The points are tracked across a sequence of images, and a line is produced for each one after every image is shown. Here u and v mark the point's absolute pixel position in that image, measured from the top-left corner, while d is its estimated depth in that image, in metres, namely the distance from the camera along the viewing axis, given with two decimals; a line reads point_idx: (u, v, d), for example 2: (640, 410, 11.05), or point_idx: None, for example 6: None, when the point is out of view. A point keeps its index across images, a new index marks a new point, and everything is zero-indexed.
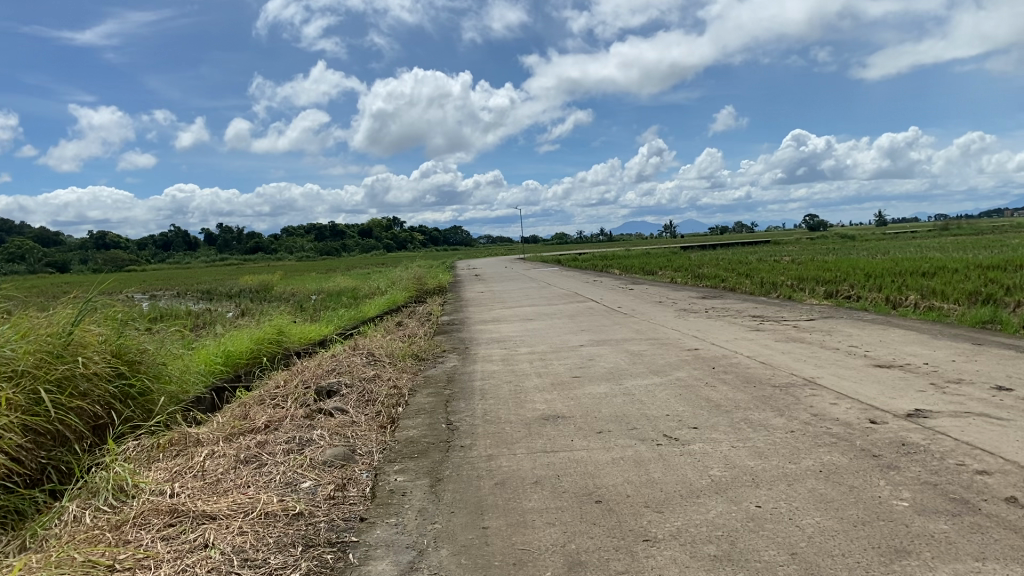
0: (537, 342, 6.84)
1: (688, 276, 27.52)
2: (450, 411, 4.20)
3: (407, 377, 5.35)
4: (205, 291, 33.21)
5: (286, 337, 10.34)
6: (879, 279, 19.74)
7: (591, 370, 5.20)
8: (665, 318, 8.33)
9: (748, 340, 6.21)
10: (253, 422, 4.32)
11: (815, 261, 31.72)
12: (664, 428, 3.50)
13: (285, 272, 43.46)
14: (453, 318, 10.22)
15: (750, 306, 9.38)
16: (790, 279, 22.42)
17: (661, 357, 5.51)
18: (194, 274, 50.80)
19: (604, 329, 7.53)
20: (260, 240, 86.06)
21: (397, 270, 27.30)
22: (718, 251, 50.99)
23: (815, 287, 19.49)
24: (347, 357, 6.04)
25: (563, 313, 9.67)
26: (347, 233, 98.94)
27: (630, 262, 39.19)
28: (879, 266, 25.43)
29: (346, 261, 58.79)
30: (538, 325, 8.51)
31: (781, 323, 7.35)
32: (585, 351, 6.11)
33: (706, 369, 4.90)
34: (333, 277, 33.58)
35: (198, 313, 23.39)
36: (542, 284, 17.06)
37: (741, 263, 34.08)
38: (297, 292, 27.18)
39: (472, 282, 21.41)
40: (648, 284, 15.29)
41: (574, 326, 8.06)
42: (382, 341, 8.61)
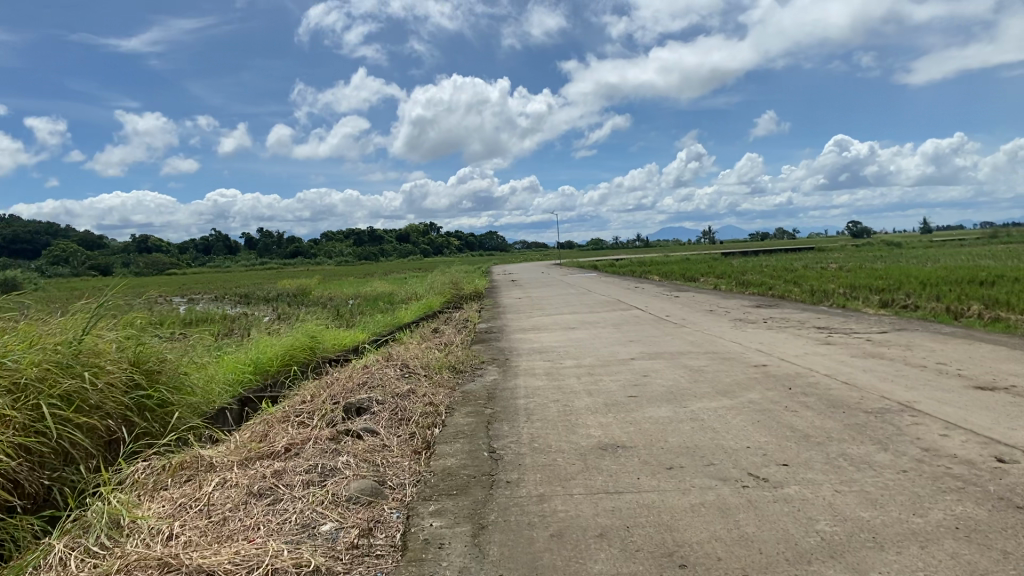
0: (584, 354, 6.31)
1: (732, 283, 26.77)
2: (493, 435, 3.69)
3: (444, 393, 4.86)
4: (242, 295, 33.19)
5: (319, 344, 9.93)
6: (937, 288, 18.85)
7: (648, 389, 4.66)
8: (720, 329, 7.76)
9: (819, 356, 5.63)
10: (273, 444, 3.87)
11: (864, 269, 30.69)
12: (748, 466, 2.96)
13: (323, 277, 43.45)
14: (492, 326, 9.72)
15: (810, 315, 8.76)
16: (840, 287, 21.60)
17: (725, 375, 4.95)
18: (233, 278, 51.11)
19: (656, 340, 6.98)
20: (300, 244, 86.65)
21: (435, 276, 26.95)
22: (761, 258, 49.85)
23: (869, 296, 18.68)
24: (379, 368, 5.57)
25: (609, 322, 9.13)
26: (385, 238, 99.25)
27: (671, 269, 38.44)
28: (933, 273, 24.43)
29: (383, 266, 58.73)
30: (583, 335, 7.98)
31: (851, 336, 6.74)
32: (638, 366, 5.56)
33: (780, 392, 4.34)
34: (370, 282, 33.37)
35: (235, 317, 23.25)
36: (583, 291, 16.53)
37: (786, 270, 33.18)
38: (334, 297, 26.96)
39: (510, 288, 20.94)
40: (695, 291, 14.69)
41: (622, 336, 7.53)
42: (418, 349, 8.15)
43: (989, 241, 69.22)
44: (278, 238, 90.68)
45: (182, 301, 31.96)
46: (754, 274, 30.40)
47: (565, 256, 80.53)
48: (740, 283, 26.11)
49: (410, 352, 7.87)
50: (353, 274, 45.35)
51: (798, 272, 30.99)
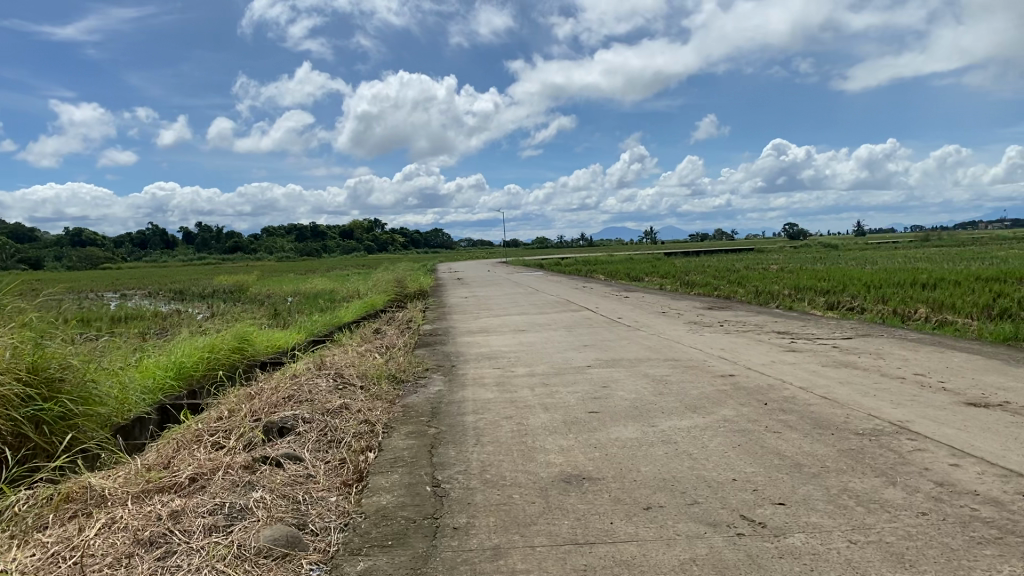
0: (536, 361, 5.83)
1: (678, 283, 26.67)
2: (436, 464, 3.17)
3: (382, 408, 4.32)
4: (175, 291, 31.93)
5: (248, 347, 9.23)
6: (881, 290, 18.89)
7: (611, 403, 4.20)
8: (677, 333, 7.37)
9: (788, 365, 5.24)
10: (177, 475, 3.28)
11: (807, 270, 30.92)
12: (739, 506, 2.50)
13: (262, 273, 42.22)
14: (436, 328, 9.19)
15: (767, 318, 8.44)
16: (785, 289, 21.61)
17: (693, 387, 4.52)
18: (167, 272, 49.39)
19: (612, 345, 6.54)
20: (239, 239, 84.54)
21: (377, 273, 26.19)
22: (704, 258, 50.25)
23: (814, 298, 18.64)
24: (309, 378, 4.99)
25: (560, 324, 8.67)
26: (327, 234, 97.54)
27: (617, 268, 38.33)
28: (875, 275, 24.62)
29: (324, 262, 57.46)
30: (533, 339, 7.50)
31: (816, 342, 6.39)
32: (596, 375, 5.10)
33: (757, 407, 3.91)
34: (310, 279, 32.42)
35: (166, 314, 22.22)
36: (529, 290, 16.07)
37: (730, 271, 33.31)
38: (271, 294, 26.03)
39: (455, 287, 20.37)
40: (644, 291, 14.36)
41: (575, 341, 7.07)
42: (355, 354, 7.56)
43: (922, 244, 71.00)
44: (217, 232, 88.32)
45: (111, 297, 30.58)
46: (700, 275, 30.37)
47: (511, 254, 80.16)
48: (686, 283, 26.01)
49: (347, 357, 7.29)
50: (293, 270, 44.20)
51: (742, 273, 31.07)
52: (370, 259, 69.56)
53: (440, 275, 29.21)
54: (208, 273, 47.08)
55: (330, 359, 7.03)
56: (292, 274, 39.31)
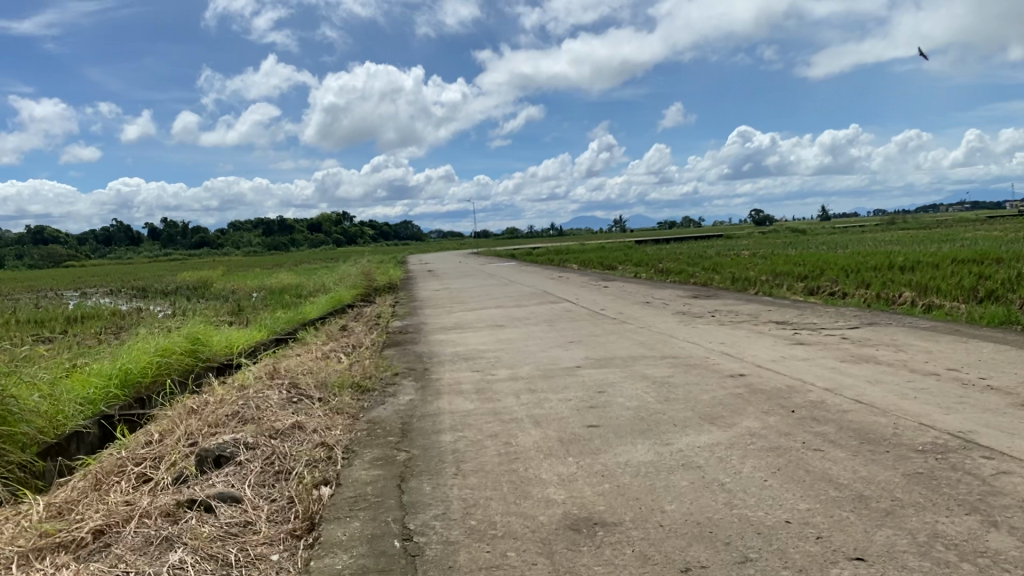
0: (519, 362, 5.20)
1: (653, 270, 26.17)
2: (407, 505, 2.54)
3: (343, 426, 3.67)
4: (135, 288, 30.82)
5: (198, 350, 8.50)
6: (860, 274, 18.53)
7: (612, 415, 3.59)
8: (668, 325, 6.78)
9: (802, 361, 4.68)
10: (80, 525, 2.60)
11: (781, 255, 30.64)
12: (808, 565, 1.91)
13: (227, 268, 41.17)
14: (407, 324, 8.53)
15: (761, 307, 7.89)
16: (763, 274, 21.16)
17: (703, 392, 3.92)
18: (128, 269, 47.98)
19: (600, 342, 5.93)
20: (203, 234, 82.77)
21: (345, 266, 25.38)
22: (674, 245, 49.89)
23: (794, 283, 18.19)
24: (257, 390, 4.31)
25: (539, 318, 8.05)
26: (294, 228, 96.00)
27: (589, 256, 37.85)
28: (850, 259, 24.34)
29: (291, 256, 56.31)
30: (512, 335, 6.88)
31: (823, 333, 5.83)
32: (588, 379, 4.49)
33: (786, 418, 3.33)
34: (276, 273, 31.49)
35: (123, 313, 21.25)
36: (502, 281, 15.43)
37: (705, 257, 32.91)
38: (235, 290, 25.16)
39: (424, 280, 19.63)
40: (622, 280, 13.80)
41: (558, 337, 6.45)
42: (316, 357, 6.88)
43: (889, 228, 71.44)
44: (180, 227, 86.44)
45: (68, 296, 29.43)
46: (674, 262, 29.93)
47: (481, 244, 79.45)
48: (660, 270, 25.58)
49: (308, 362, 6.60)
50: (259, 265, 43.17)
51: (717, 258, 30.66)
52: (339, 252, 68.42)
53: (409, 267, 28.46)
54: (171, 268, 45.75)
55: (287, 365, 6.34)
56: (257, 268, 38.24)
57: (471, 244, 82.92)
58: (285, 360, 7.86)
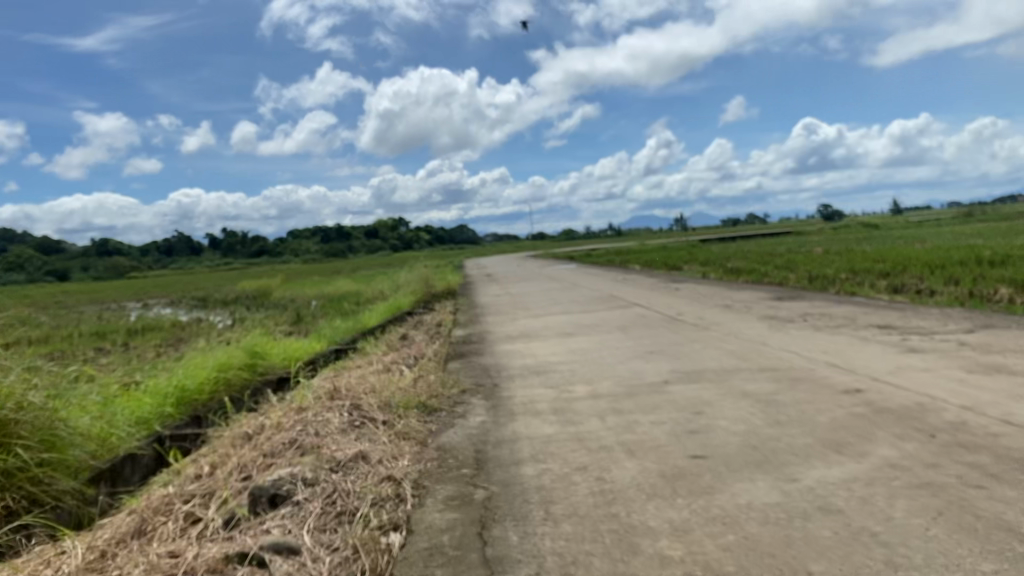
0: (598, 377, 4.77)
1: (719, 271, 25.43)
2: (492, 562, 2.13)
3: (410, 455, 3.29)
4: (201, 299, 31.27)
5: (257, 364, 8.29)
6: (944, 270, 17.54)
7: (715, 442, 3.13)
8: (754, 332, 6.27)
9: (922, 372, 4.14)
10: None
11: (853, 252, 29.49)
12: None
13: (289, 277, 41.60)
14: (471, 333, 8.17)
15: (853, 310, 7.30)
16: (839, 272, 20.30)
17: (817, 413, 3.43)
18: (196, 280, 49.07)
19: (684, 352, 5.46)
20: (267, 244, 84.35)
21: (406, 272, 25.29)
22: (738, 245, 48.82)
23: (873, 281, 17.34)
24: (317, 413, 3.97)
25: (611, 325, 7.60)
26: (355, 235, 97.17)
27: (650, 257, 37.11)
28: (929, 255, 23.19)
29: (352, 264, 56.77)
30: (585, 345, 6.45)
31: (933, 338, 5.26)
32: (679, 397, 4.03)
33: (926, 446, 2.83)
34: (338, 281, 31.67)
35: (189, 324, 21.50)
36: (566, 285, 15.00)
37: (772, 256, 31.93)
38: (297, 298, 25.25)
39: (486, 285, 19.35)
40: (692, 282, 13.25)
41: (635, 346, 6.00)
42: (380, 374, 6.56)
43: (963, 221, 68.81)
44: (245, 237, 88.20)
45: (136, 307, 30.01)
46: (740, 261, 29.07)
47: (540, 247, 79.07)
48: (727, 270, 24.79)
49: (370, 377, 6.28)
50: (320, 273, 43.54)
51: (786, 257, 29.71)
52: (399, 258, 68.78)
53: (469, 272, 28.20)
54: (237, 279, 46.67)
55: (349, 381, 6.03)
56: (319, 277, 38.61)
57: (531, 248, 82.63)
58: (346, 374, 7.57)
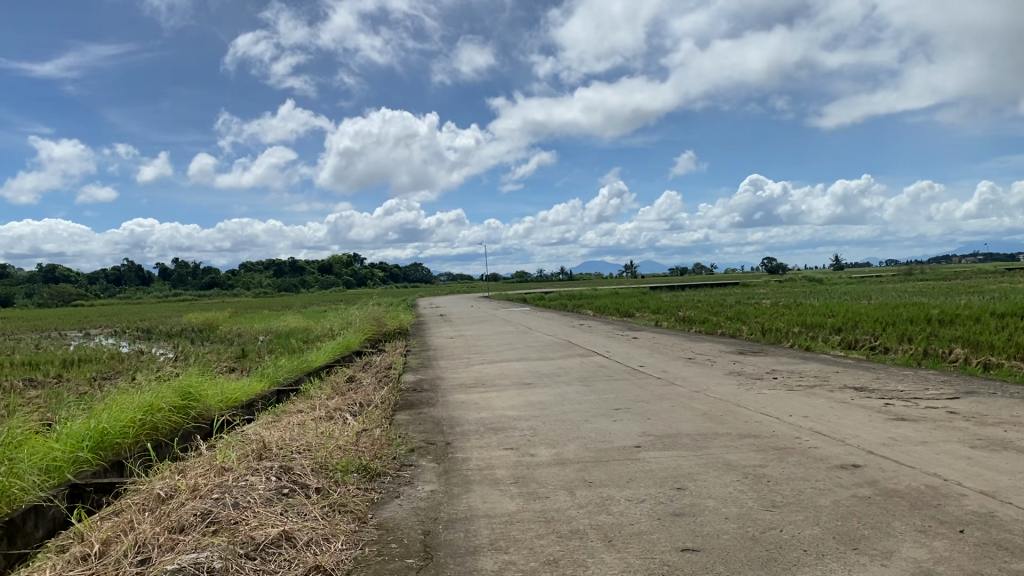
0: (562, 439, 4.27)
1: (673, 319, 25.27)
2: None
3: (347, 537, 2.77)
4: (140, 329, 30.08)
5: (187, 407, 7.63)
6: (897, 327, 17.49)
7: (709, 529, 2.67)
8: (726, 391, 5.86)
9: (922, 445, 3.75)
10: None
11: (805, 305, 29.61)
12: None
13: (235, 309, 40.38)
14: (422, 379, 7.63)
15: (824, 369, 6.97)
16: (793, 325, 20.23)
17: (818, 495, 2.99)
18: (136, 310, 47.44)
19: (655, 412, 4.99)
20: (214, 275, 82.51)
21: (356, 309, 24.58)
22: (689, 294, 49.05)
23: (828, 336, 17.23)
24: (239, 477, 3.41)
25: (571, 376, 7.13)
26: (305, 270, 95.66)
27: (603, 302, 36.87)
28: (880, 312, 23.27)
29: (301, 299, 55.55)
30: (544, 397, 5.96)
31: (920, 404, 4.89)
32: (657, 468, 3.57)
33: (960, 546, 2.39)
34: (284, 316, 30.75)
35: (124, 356, 20.46)
36: (521, 329, 14.53)
37: (724, 306, 31.95)
38: (241, 332, 24.35)
39: (438, 326, 18.82)
40: (650, 331, 12.91)
41: (600, 402, 5.53)
42: (322, 424, 5.99)
43: (907, 279, 70.39)
44: (192, 268, 86.28)
45: (70, 337, 28.70)
46: (693, 310, 28.96)
47: (493, 289, 78.71)
48: (681, 319, 24.57)
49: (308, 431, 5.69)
50: (268, 307, 42.44)
51: (739, 308, 29.72)
52: (351, 295, 67.74)
53: (421, 312, 27.60)
54: (180, 309, 45.22)
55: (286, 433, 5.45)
56: (265, 311, 37.52)
57: (484, 289, 82.18)
58: (283, 423, 6.96)
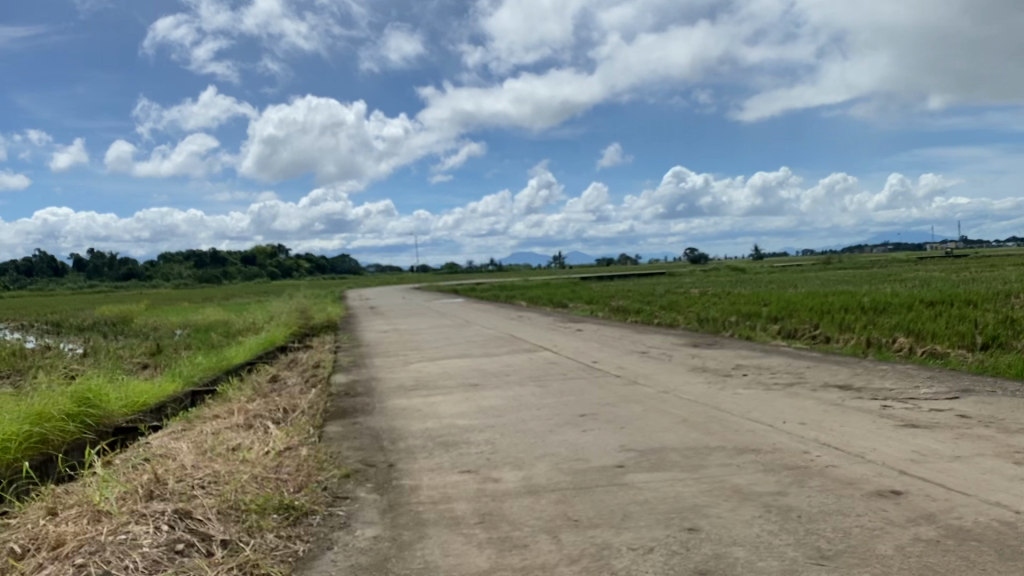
0: (528, 457, 3.56)
1: (608, 309, 24.86)
2: None
3: None
4: (47, 323, 28.20)
5: (84, 414, 6.64)
6: (834, 316, 17.34)
7: None
8: (699, 392, 5.24)
9: (959, 462, 3.17)
10: None
11: (736, 294, 29.61)
12: None
13: (151, 302, 38.46)
14: (354, 380, 6.82)
15: (795, 365, 6.43)
16: (729, 314, 20.00)
17: (871, 541, 2.35)
18: (42, 302, 44.72)
19: (629, 420, 4.32)
20: (129, 266, 79.03)
21: (280, 301, 23.43)
22: (619, 283, 48.94)
23: (767, 325, 16.99)
24: (117, 528, 2.57)
25: (521, 375, 6.42)
26: (226, 260, 92.54)
27: (535, 293, 36.33)
28: (813, 300, 23.28)
29: (223, 290, 53.48)
30: (495, 402, 5.24)
31: (922, 407, 4.35)
32: (655, 498, 2.89)
33: None
34: (204, 309, 29.25)
35: (25, 353, 18.90)
36: (455, 321, 13.76)
37: (657, 295, 31.77)
38: (156, 326, 22.96)
39: (367, 318, 17.92)
40: (593, 323, 12.32)
41: (561, 408, 4.84)
42: (242, 443, 5.15)
43: (828, 268, 72.04)
44: (106, 258, 82.52)
45: None
46: (627, 300, 28.64)
47: (423, 280, 77.54)
48: (616, 308, 24.15)
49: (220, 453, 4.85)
50: (187, 299, 40.59)
51: (672, 296, 29.58)
52: (276, 286, 65.72)
53: (348, 303, 26.55)
54: (91, 301, 42.84)
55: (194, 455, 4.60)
56: (183, 303, 35.73)
57: (413, 281, 80.96)
58: (194, 434, 6.08)
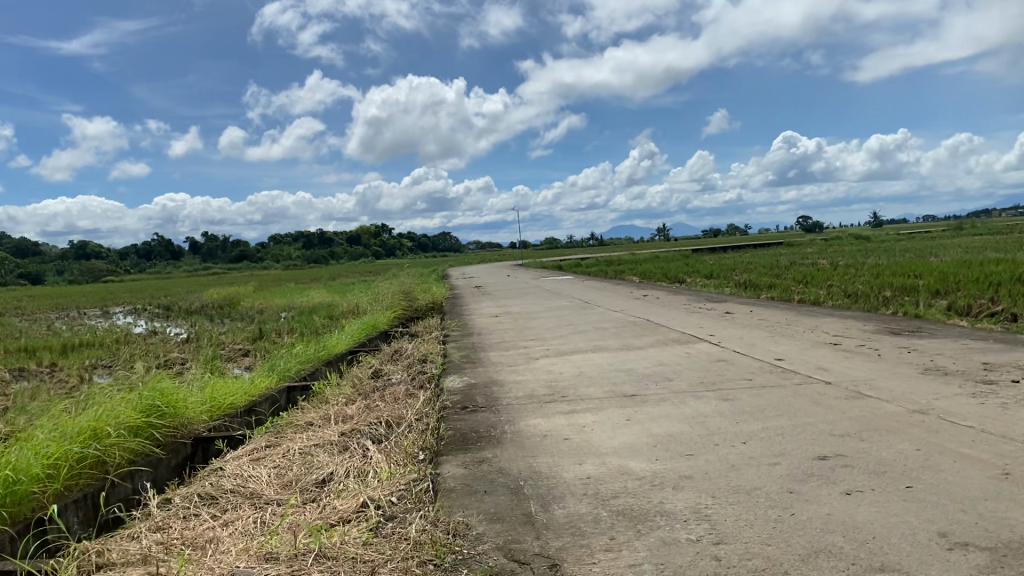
0: (792, 561, 2.10)
1: (731, 283, 22.94)
2: None
3: None
4: (160, 307, 28.39)
5: (151, 428, 5.63)
6: (1009, 287, 14.87)
7: None
8: (974, 413, 3.62)
9: None
10: None
11: (872, 265, 27.03)
12: None
13: (261, 283, 38.70)
14: (473, 385, 5.47)
15: None
16: (876, 287, 17.81)
17: None
18: (159, 285, 45.90)
19: (908, 473, 2.79)
20: (243, 248, 81.21)
21: (384, 282, 22.64)
22: (732, 255, 46.38)
23: (927, 300, 14.85)
24: None
25: (689, 380, 4.91)
26: (334, 241, 94.01)
27: (646, 268, 34.36)
28: (970, 270, 20.61)
29: (330, 271, 53.81)
30: (673, 427, 3.77)
31: None
32: None
33: None
34: (310, 290, 28.88)
35: (133, 338, 18.68)
36: (574, 303, 12.33)
37: (782, 267, 29.45)
38: (263, 310, 22.51)
39: (476, 299, 16.75)
40: (736, 303, 10.66)
41: (778, 442, 3.34)
42: (335, 492, 3.86)
43: (961, 234, 66.74)
44: (222, 241, 85.04)
45: (88, 317, 27.15)
46: (748, 273, 26.46)
47: (527, 256, 76.30)
48: (742, 284, 22.09)
49: (303, 514, 3.58)
50: (297, 280, 40.66)
51: (800, 269, 27.26)
52: (384, 265, 65.95)
53: (454, 283, 25.45)
54: (204, 284, 43.58)
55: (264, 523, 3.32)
56: (291, 285, 35.61)
57: (517, 255, 79.98)
58: (280, 461, 4.86)
